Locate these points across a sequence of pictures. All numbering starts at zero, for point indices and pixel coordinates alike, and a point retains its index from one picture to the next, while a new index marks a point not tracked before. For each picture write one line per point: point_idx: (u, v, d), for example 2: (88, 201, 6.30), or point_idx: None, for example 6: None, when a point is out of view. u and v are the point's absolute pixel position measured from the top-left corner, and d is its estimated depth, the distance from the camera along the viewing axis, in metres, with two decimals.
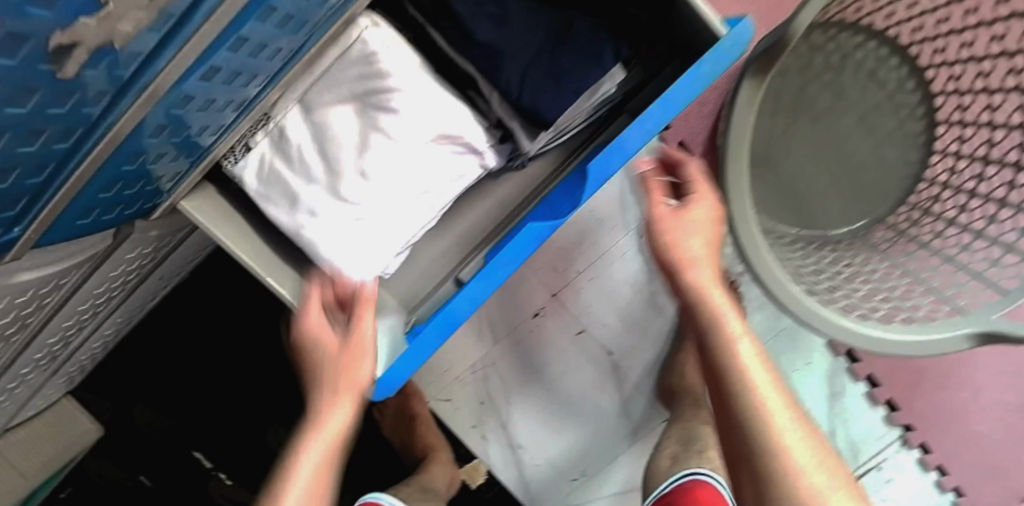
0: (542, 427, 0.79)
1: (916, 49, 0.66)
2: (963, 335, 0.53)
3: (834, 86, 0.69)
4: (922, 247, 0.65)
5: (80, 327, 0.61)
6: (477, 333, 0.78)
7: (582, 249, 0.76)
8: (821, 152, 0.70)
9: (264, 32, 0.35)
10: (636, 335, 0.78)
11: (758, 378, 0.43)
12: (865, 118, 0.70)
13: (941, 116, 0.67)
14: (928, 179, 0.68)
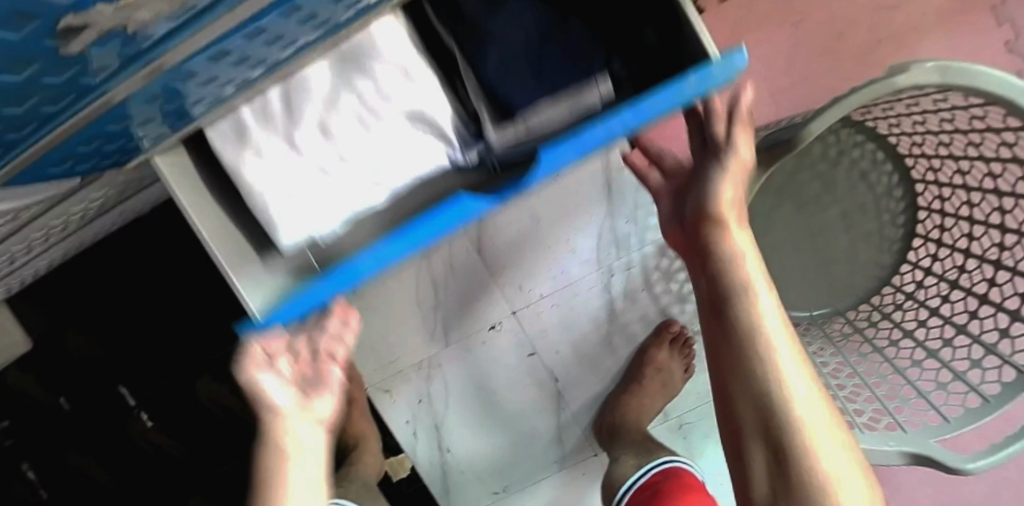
0: (475, 436, 0.80)
1: (911, 161, 0.68)
2: (894, 453, 0.55)
3: (824, 176, 0.71)
4: (875, 351, 0.67)
5: (28, 250, 0.60)
6: (431, 335, 0.78)
7: (551, 274, 0.76)
8: (800, 237, 0.72)
9: (284, 26, 0.36)
10: (586, 369, 0.78)
11: (797, 393, 0.45)
12: (848, 215, 0.72)
13: (920, 232, 0.69)
14: (895, 285, 0.70)
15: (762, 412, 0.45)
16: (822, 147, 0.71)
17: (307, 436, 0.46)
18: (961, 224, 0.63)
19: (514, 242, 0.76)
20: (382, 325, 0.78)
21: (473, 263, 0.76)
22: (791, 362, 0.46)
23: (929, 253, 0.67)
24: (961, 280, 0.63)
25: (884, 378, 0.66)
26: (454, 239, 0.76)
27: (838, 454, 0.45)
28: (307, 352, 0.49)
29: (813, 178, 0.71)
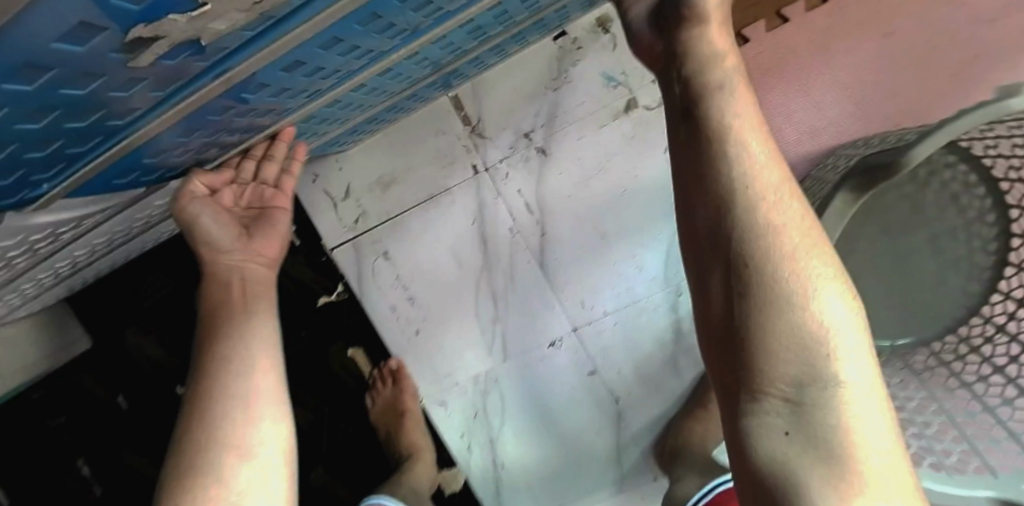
0: (531, 453, 0.78)
1: (1007, 185, 0.64)
2: (989, 496, 0.50)
3: (909, 198, 0.69)
4: (960, 386, 0.62)
5: (94, 253, 0.60)
6: (488, 349, 0.76)
7: (613, 290, 0.74)
8: (881, 260, 0.70)
9: (360, 35, 0.35)
10: (648, 390, 0.75)
11: (774, 206, 0.30)
12: (937, 238, 0.69)
13: (1016, 259, 0.64)
14: (984, 316, 0.66)
15: (721, 222, 0.30)
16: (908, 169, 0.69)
17: (268, 431, 0.40)
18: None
19: (579, 257, 0.74)
20: (440, 337, 0.77)
21: (535, 277, 0.74)
22: (764, 167, 0.31)
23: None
24: None
25: (972, 417, 0.59)
26: (517, 251, 0.74)
27: (835, 302, 0.29)
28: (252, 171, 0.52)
29: (897, 201, 0.69)
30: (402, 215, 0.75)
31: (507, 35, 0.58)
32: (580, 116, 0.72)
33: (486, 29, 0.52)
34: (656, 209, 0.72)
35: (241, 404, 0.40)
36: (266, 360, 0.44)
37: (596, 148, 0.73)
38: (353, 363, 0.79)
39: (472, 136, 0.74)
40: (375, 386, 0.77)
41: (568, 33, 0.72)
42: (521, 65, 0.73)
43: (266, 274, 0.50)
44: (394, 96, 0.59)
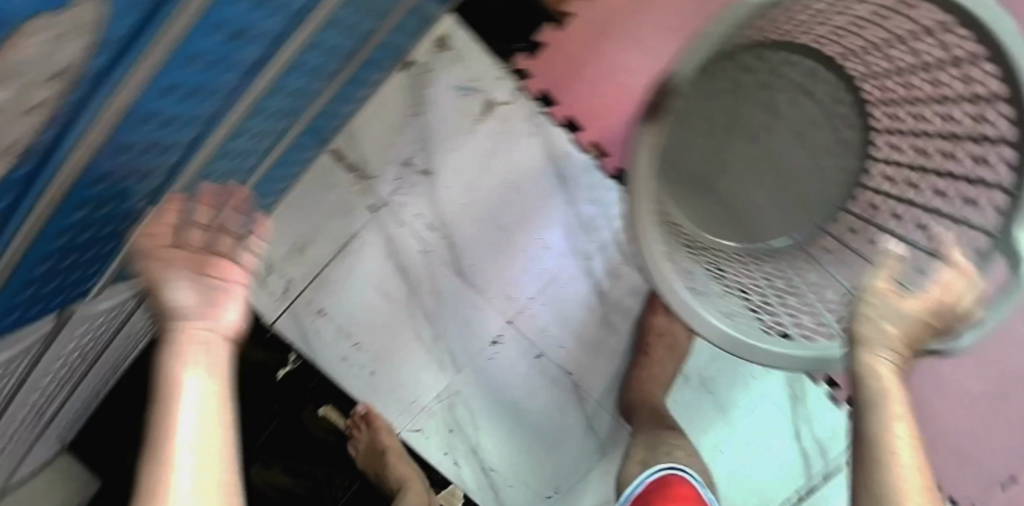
0: (514, 449, 0.82)
1: (843, 61, 0.67)
2: None
3: (765, 103, 0.70)
4: (857, 255, 0.67)
5: (59, 389, 0.67)
6: (440, 366, 0.81)
7: (530, 275, 0.78)
8: (757, 167, 0.71)
9: (146, 134, 0.40)
10: (593, 354, 0.80)
11: (899, 414, 0.44)
12: (801, 131, 0.70)
13: (878, 125, 0.68)
14: (868, 185, 0.69)
15: None
16: (755, 79, 0.69)
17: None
18: (910, 107, 0.65)
19: (491, 256, 0.78)
20: (393, 368, 0.81)
21: (459, 286, 0.79)
22: (904, 449, 0.43)
23: (891, 143, 0.67)
24: (923, 163, 0.64)
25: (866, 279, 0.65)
26: (435, 269, 0.79)
27: None
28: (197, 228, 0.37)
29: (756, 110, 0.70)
30: (322, 272, 0.80)
31: (337, 83, 0.63)
32: (446, 132, 0.77)
33: (307, 89, 0.57)
34: (542, 190, 0.76)
35: (158, 467, 0.29)
36: (218, 412, 0.32)
37: (473, 153, 0.77)
38: (328, 420, 0.83)
39: (360, 180, 0.78)
40: (353, 434, 0.81)
41: (414, 61, 0.75)
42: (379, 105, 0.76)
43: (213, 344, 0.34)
44: (258, 168, 0.64)
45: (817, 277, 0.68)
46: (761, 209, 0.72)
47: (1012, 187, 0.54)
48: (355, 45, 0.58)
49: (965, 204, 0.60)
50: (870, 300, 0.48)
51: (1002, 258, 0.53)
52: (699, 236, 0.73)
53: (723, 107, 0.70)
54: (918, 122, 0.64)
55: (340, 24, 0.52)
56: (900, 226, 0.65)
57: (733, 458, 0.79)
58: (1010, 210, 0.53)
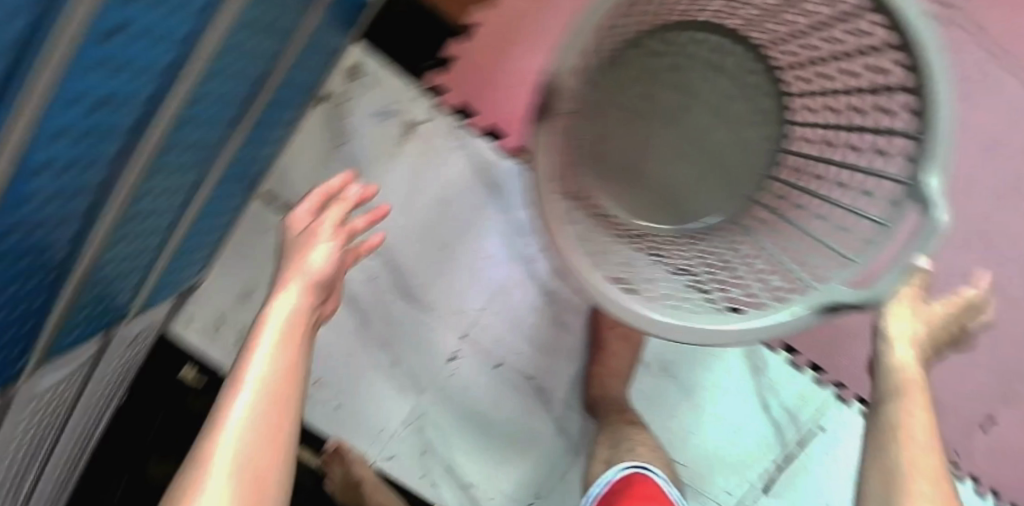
0: (490, 461, 0.82)
1: (746, 31, 0.66)
2: (802, 312, 0.54)
3: (674, 84, 0.69)
4: (783, 221, 0.67)
5: (26, 472, 0.62)
6: (401, 389, 0.81)
7: (477, 289, 0.78)
8: (680, 148, 0.71)
9: (37, 218, 0.36)
10: (550, 356, 0.80)
11: (913, 386, 0.49)
12: (717, 107, 0.70)
13: (794, 90, 0.67)
14: (792, 150, 0.68)
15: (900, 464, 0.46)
16: (661, 62, 0.68)
17: (253, 396, 0.34)
18: (818, 66, 0.63)
19: (432, 272, 0.78)
20: (357, 398, 0.81)
21: (408, 308, 0.79)
22: (920, 408, 0.48)
23: (807, 106, 0.66)
24: (840, 120, 0.63)
25: (796, 244, 0.64)
26: (383, 296, 0.78)
27: None
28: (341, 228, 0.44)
29: (667, 92, 0.69)
30: None
31: (247, 126, 0.61)
32: (372, 157, 0.76)
33: (208, 140, 0.56)
34: (473, 199, 0.77)
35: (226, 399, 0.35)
36: (293, 320, 0.38)
37: (399, 176, 0.77)
38: (302, 461, 0.83)
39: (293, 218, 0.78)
40: (328, 471, 0.80)
41: (330, 94, 0.75)
42: (302, 140, 0.76)
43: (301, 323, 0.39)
44: (178, 227, 0.62)
45: (750, 248, 0.67)
46: (690, 188, 0.72)
47: (912, 132, 0.53)
48: (249, 88, 0.56)
49: (878, 155, 0.59)
50: (891, 299, 0.54)
51: (914, 205, 0.52)
52: (631, 222, 0.72)
53: (633, 94, 0.69)
54: (829, 80, 0.63)
55: (222, 70, 0.49)
56: (818, 185, 0.65)
57: (706, 439, 0.79)
58: (917, 155, 0.52)
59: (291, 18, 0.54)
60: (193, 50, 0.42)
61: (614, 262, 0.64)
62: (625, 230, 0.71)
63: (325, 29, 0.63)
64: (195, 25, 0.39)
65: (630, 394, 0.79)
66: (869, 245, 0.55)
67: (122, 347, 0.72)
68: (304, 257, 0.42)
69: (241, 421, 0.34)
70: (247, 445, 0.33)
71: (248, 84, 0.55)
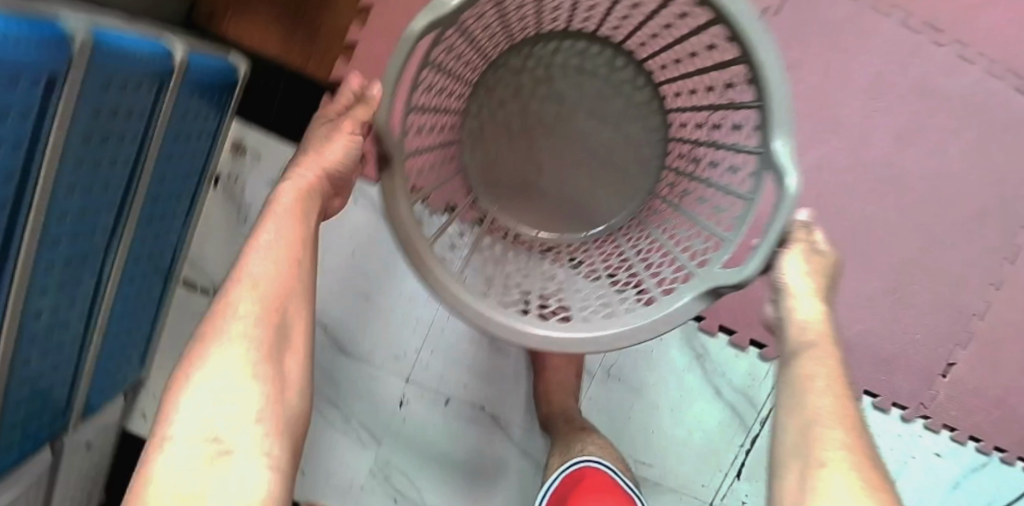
0: (463, 498, 0.82)
1: (603, 32, 0.67)
2: (694, 299, 0.51)
3: (547, 94, 0.70)
4: (672, 208, 0.67)
5: None
6: (360, 443, 0.81)
7: (410, 330, 0.79)
8: (568, 156, 0.71)
9: None
10: (496, 381, 0.80)
11: (814, 341, 0.46)
12: (594, 109, 0.70)
13: (662, 79, 0.67)
14: (674, 137, 0.69)
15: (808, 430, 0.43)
16: (530, 74, 0.69)
17: (251, 285, 0.43)
18: (671, 54, 0.63)
19: (363, 323, 0.79)
20: (319, 461, 0.81)
21: (349, 364, 0.80)
22: (825, 366, 0.44)
23: (677, 92, 0.67)
24: (704, 101, 0.63)
25: (685, 232, 0.64)
26: (321, 355, 0.79)
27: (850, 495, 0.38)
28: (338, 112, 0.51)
29: (543, 104, 0.70)
30: None
31: (136, 228, 0.61)
32: None
33: (88, 251, 0.55)
34: (384, 245, 0.78)
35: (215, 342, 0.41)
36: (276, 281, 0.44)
37: None
38: None
39: None
40: None
41: (220, 175, 0.77)
42: (210, 224, 0.78)
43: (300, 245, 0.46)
44: (91, 337, 0.63)
45: (644, 239, 0.68)
46: (585, 193, 0.72)
47: (754, 100, 0.51)
48: (120, 198, 0.56)
49: (736, 130, 0.59)
50: (790, 252, 0.48)
51: (770, 172, 0.51)
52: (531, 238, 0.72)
53: (510, 112, 0.70)
54: (682, 66, 0.63)
55: (78, 188, 0.48)
56: (700, 168, 0.65)
57: (668, 435, 0.78)
58: (763, 122, 0.50)
59: (141, 124, 0.53)
60: (31, 186, 0.42)
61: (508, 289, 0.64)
62: (525, 248, 0.70)
63: (195, 109, 0.62)
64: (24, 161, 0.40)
65: (580, 402, 0.78)
66: (741, 220, 0.54)
67: (79, 460, 0.73)
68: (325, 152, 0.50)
69: (248, 300, 0.43)
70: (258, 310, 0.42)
71: (117, 188, 0.55)
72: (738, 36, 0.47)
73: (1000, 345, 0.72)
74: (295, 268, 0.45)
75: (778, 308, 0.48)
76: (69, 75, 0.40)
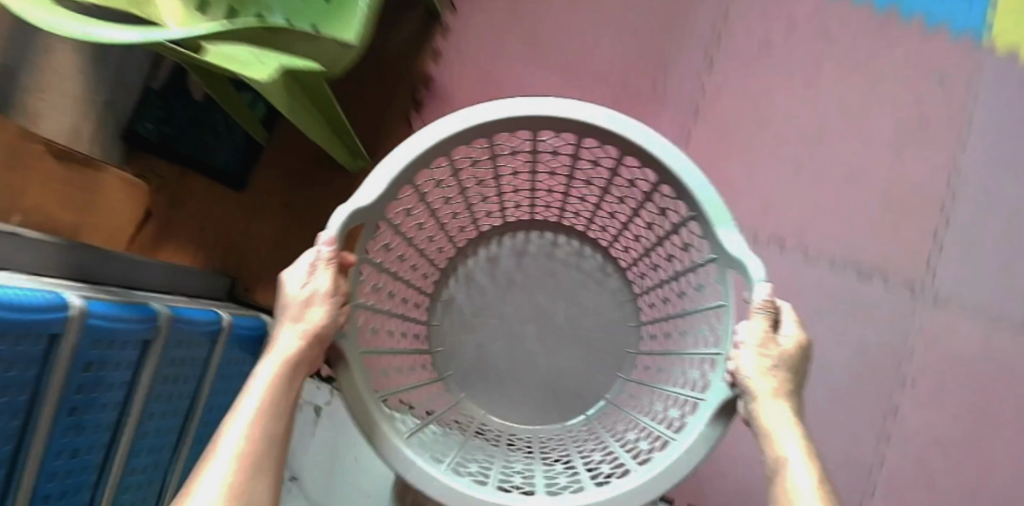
0: None
1: (539, 216, 0.81)
2: (707, 427, 0.52)
3: (507, 274, 0.81)
4: (667, 350, 0.73)
5: None
6: None
7: None
8: (541, 317, 0.80)
9: None
10: None
11: (785, 447, 0.45)
12: (554, 275, 0.81)
13: (605, 241, 0.81)
14: (641, 290, 0.80)
15: None
16: (480, 267, 0.81)
17: (226, 461, 0.43)
18: (606, 206, 0.75)
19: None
20: None
21: None
22: (801, 466, 0.44)
23: (625, 245, 0.79)
24: (648, 245, 0.74)
25: (689, 360, 0.67)
26: None
27: None
28: (313, 290, 0.49)
29: (503, 285, 0.80)
30: None
31: (189, 447, 0.80)
32: (306, 440, 0.90)
33: (160, 458, 0.74)
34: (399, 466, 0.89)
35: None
36: (241, 454, 0.43)
37: (326, 451, 0.90)
38: None
39: None
40: None
41: None
42: None
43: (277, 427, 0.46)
44: None
45: (647, 396, 0.72)
46: (568, 345, 0.79)
47: (688, 211, 0.59)
48: (183, 419, 0.77)
49: (688, 252, 0.67)
50: (746, 345, 0.49)
51: (733, 268, 0.56)
52: (526, 432, 0.76)
53: (477, 293, 0.80)
54: (619, 212, 0.75)
55: (156, 412, 0.69)
56: (678, 300, 0.72)
57: None
58: (705, 228, 0.57)
59: (200, 364, 0.77)
60: (127, 410, 0.63)
61: (511, 466, 0.64)
62: (516, 441, 0.73)
63: (236, 356, 0.86)
64: (123, 396, 0.62)
65: None
66: (721, 328, 0.60)
67: None
68: (303, 320, 0.49)
69: (220, 466, 0.43)
70: (235, 469, 0.43)
71: (182, 412, 0.76)
72: (652, 160, 0.56)
73: (901, 492, 0.82)
74: (263, 442, 0.45)
75: (746, 408, 0.50)
76: (155, 339, 0.65)
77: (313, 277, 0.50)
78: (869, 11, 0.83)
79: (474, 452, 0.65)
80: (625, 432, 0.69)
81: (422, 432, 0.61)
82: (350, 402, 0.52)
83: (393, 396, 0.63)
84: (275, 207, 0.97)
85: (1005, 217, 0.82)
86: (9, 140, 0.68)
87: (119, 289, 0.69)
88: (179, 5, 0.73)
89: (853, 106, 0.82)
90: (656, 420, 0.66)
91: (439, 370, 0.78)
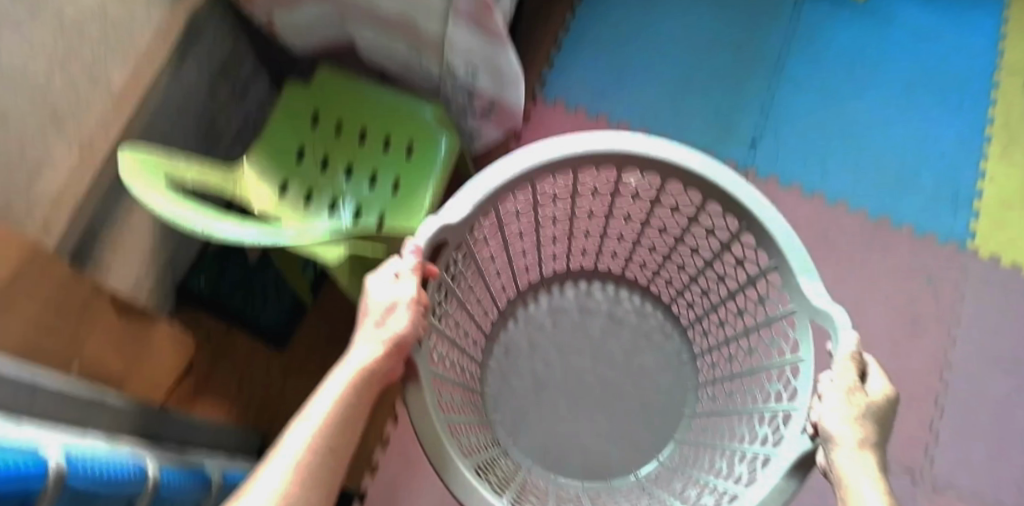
0: None
1: (603, 265, 0.86)
2: (782, 479, 0.53)
3: (568, 320, 0.84)
4: (736, 408, 0.72)
5: None
6: None
7: None
8: (600, 362, 0.82)
9: None
10: None
11: (860, 490, 0.42)
12: (613, 324, 0.84)
13: (668, 297, 0.84)
14: (700, 351, 0.82)
15: None
16: (542, 311, 0.84)
17: (293, 452, 0.43)
18: (676, 257, 0.79)
19: None
20: None
21: None
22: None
23: (689, 301, 0.82)
24: (715, 301, 0.78)
25: (752, 415, 0.68)
26: None
27: None
28: (395, 300, 0.51)
29: (563, 329, 0.84)
30: None
31: None
32: None
33: None
34: None
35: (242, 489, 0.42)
36: (307, 447, 0.44)
37: None
38: None
39: None
40: None
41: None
42: None
43: (347, 439, 0.47)
44: None
45: (705, 456, 0.72)
46: (621, 398, 0.81)
47: (767, 263, 0.64)
48: None
49: (761, 305, 0.70)
50: (830, 387, 0.49)
51: (815, 319, 0.59)
52: (571, 486, 0.76)
53: (536, 336, 0.83)
54: (690, 264, 0.78)
55: None
56: (744, 358, 0.74)
57: None
58: (784, 280, 0.62)
59: None
60: None
61: None
62: (565, 496, 0.73)
63: None
64: None
65: None
66: (800, 382, 0.60)
67: None
68: (384, 328, 0.50)
69: (288, 455, 0.43)
70: (294, 469, 0.42)
71: None
72: (737, 206, 0.61)
73: None
74: (334, 444, 0.45)
75: (827, 456, 0.48)
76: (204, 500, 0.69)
77: (397, 284, 0.52)
78: (863, 217, 0.94)
79: (526, 497, 0.65)
80: (684, 489, 0.69)
81: (483, 467, 0.63)
82: (420, 422, 0.52)
83: (455, 418, 0.64)
84: (314, 366, 1.07)
85: (993, 409, 0.87)
86: (87, 296, 0.76)
87: (177, 446, 0.74)
88: (267, 188, 0.82)
89: (851, 300, 0.90)
90: (719, 476, 0.66)
91: (486, 410, 0.78)
